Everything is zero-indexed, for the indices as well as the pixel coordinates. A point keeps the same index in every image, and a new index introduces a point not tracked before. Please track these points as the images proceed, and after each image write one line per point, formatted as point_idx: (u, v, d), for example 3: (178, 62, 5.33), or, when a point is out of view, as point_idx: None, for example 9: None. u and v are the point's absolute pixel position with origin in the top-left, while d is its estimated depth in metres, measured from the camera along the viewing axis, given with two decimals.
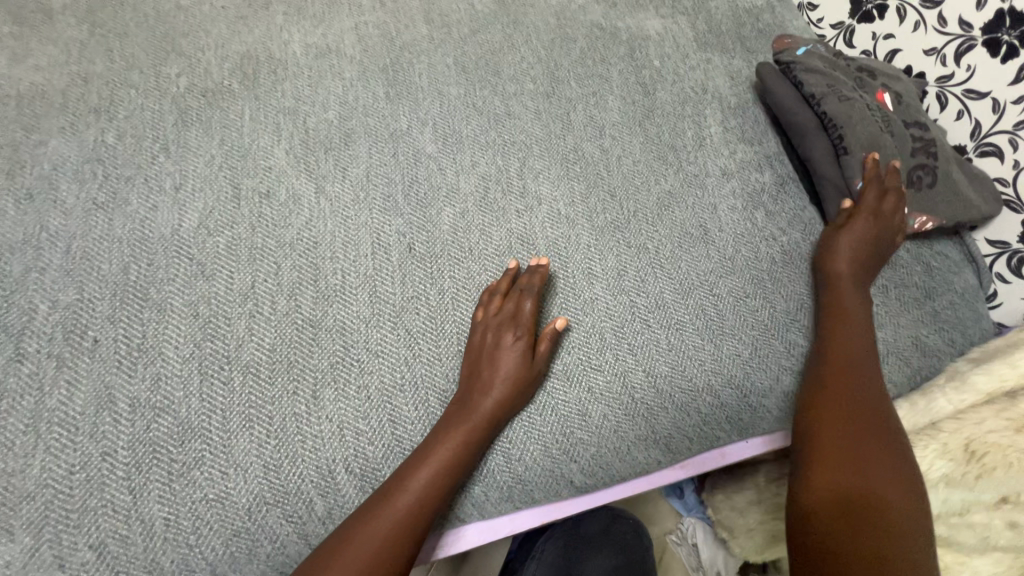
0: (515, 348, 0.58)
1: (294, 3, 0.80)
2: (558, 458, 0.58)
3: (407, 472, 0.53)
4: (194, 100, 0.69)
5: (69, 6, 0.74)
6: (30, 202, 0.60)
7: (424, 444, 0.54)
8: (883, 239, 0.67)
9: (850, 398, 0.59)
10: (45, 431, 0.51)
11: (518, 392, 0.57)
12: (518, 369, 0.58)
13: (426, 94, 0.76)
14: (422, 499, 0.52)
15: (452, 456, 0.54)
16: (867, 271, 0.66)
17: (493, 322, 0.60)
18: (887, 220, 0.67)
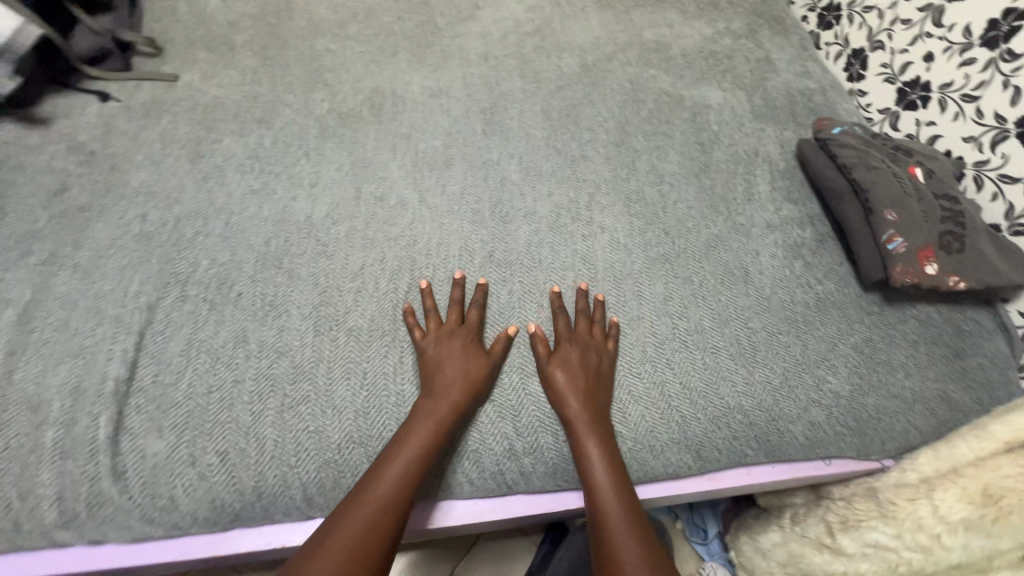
0: (468, 356, 0.66)
1: (416, 54, 0.98)
2: (537, 455, 0.65)
3: (384, 462, 0.59)
4: (333, 120, 0.87)
5: (247, 42, 0.95)
6: (204, 183, 0.77)
7: (395, 439, 0.60)
8: (596, 353, 0.68)
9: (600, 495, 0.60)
10: (194, 356, 0.64)
11: (470, 396, 0.64)
12: (468, 369, 0.65)
13: (516, 132, 0.90)
14: (399, 488, 0.57)
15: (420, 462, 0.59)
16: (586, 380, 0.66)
17: (440, 335, 0.67)
18: (584, 338, 0.69)
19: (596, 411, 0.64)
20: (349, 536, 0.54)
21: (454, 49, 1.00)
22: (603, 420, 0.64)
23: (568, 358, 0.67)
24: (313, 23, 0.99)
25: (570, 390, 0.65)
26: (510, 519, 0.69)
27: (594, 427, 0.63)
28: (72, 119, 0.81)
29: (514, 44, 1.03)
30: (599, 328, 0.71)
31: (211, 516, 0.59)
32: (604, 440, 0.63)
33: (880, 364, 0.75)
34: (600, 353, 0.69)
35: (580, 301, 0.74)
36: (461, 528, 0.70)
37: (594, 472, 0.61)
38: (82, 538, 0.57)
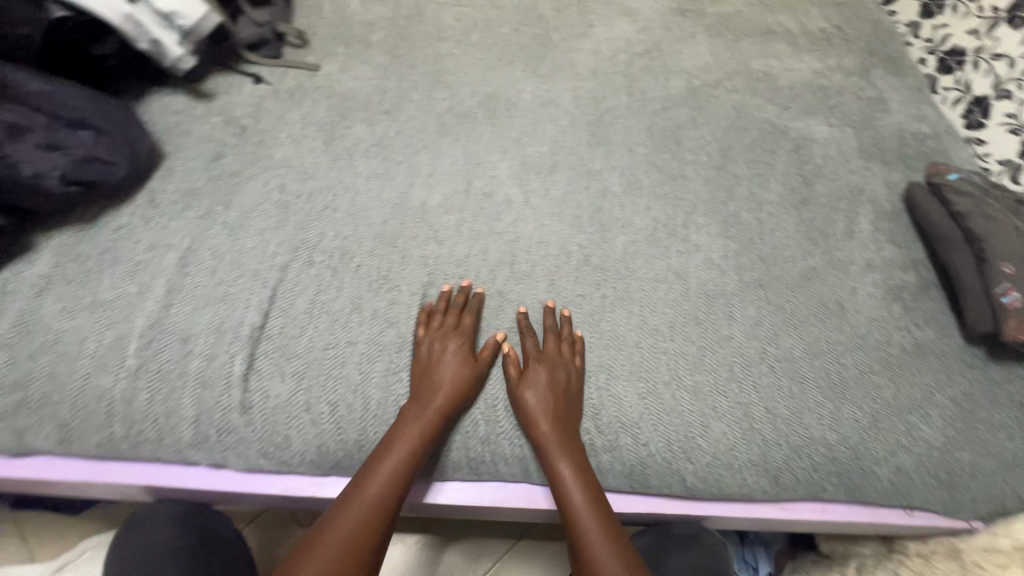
0: (444, 361, 0.67)
1: (531, 64, 1.04)
2: (510, 463, 0.68)
3: (371, 469, 0.62)
4: (451, 119, 0.93)
5: (380, 41, 1.03)
6: (336, 164, 0.85)
7: (380, 446, 0.63)
8: (564, 373, 0.68)
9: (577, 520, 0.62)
10: (316, 315, 0.71)
11: (453, 406, 0.66)
12: (458, 376, 0.67)
13: (620, 147, 0.93)
14: (382, 495, 0.61)
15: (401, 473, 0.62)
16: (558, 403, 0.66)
17: (437, 333, 0.70)
18: (554, 357, 0.69)
19: (568, 431, 0.65)
20: (338, 539, 0.58)
21: (566, 63, 1.05)
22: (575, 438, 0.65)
23: (538, 378, 0.67)
24: (439, 28, 1.07)
25: (544, 412, 0.65)
26: (552, 511, 0.71)
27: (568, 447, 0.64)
28: (230, 95, 0.91)
29: (623, 63, 1.07)
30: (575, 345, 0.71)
31: (315, 459, 0.65)
32: (574, 463, 0.64)
33: (979, 420, 0.72)
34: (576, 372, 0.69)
35: (670, 313, 0.76)
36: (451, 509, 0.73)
37: (570, 493, 0.63)
38: (208, 460, 0.65)
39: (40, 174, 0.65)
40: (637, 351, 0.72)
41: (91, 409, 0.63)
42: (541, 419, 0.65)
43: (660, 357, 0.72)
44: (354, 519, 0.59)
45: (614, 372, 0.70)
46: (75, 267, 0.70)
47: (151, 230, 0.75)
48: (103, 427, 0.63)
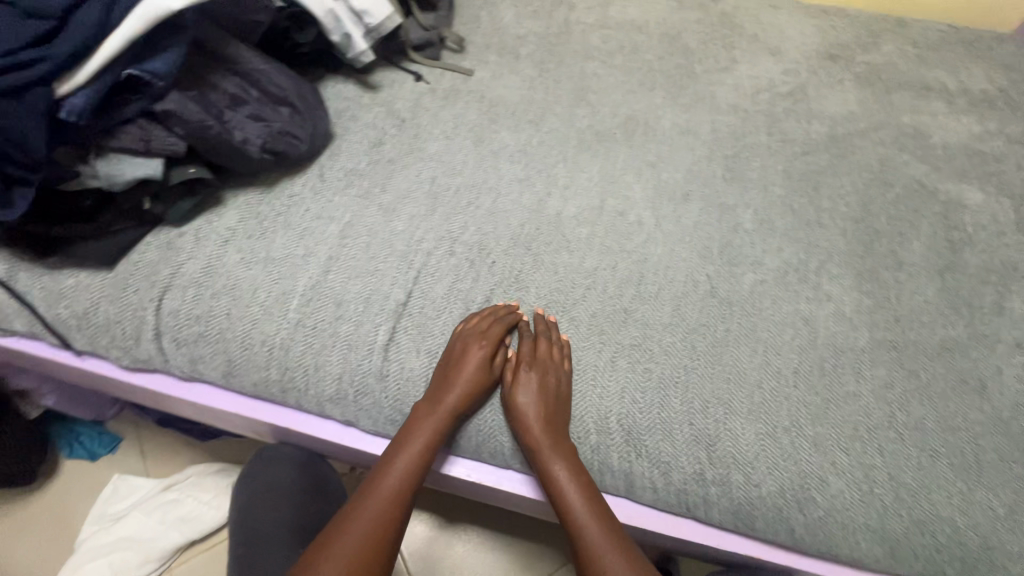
0: (453, 364, 0.69)
1: (672, 92, 1.06)
2: (504, 457, 0.72)
3: (387, 465, 0.66)
4: (591, 135, 0.96)
5: (530, 53, 1.09)
6: (482, 164, 0.90)
7: (395, 442, 0.68)
8: (554, 376, 0.69)
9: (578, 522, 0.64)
10: (452, 302, 0.76)
11: (464, 408, 0.68)
12: (475, 377, 0.69)
13: (755, 185, 0.93)
14: (398, 491, 0.65)
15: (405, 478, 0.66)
16: (553, 410, 0.68)
17: (466, 330, 0.72)
18: (547, 360, 0.70)
19: (557, 431, 0.67)
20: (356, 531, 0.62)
21: (707, 95, 1.06)
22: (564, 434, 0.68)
23: (529, 382, 0.69)
24: (585, 48, 1.11)
25: (533, 419, 0.67)
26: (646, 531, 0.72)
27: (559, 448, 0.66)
28: (393, 88, 0.98)
29: (765, 102, 1.06)
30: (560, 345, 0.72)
31: None
32: (571, 467, 0.66)
33: None
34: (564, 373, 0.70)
35: (795, 359, 0.75)
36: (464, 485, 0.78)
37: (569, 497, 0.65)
38: (342, 415, 0.72)
39: (247, 141, 0.74)
40: (757, 391, 0.72)
41: (254, 350, 0.71)
42: (536, 424, 0.67)
43: (781, 402, 0.71)
44: (363, 519, 0.63)
45: (732, 408, 0.70)
46: (254, 224, 0.79)
47: (318, 201, 0.83)
48: (261, 368, 0.71)
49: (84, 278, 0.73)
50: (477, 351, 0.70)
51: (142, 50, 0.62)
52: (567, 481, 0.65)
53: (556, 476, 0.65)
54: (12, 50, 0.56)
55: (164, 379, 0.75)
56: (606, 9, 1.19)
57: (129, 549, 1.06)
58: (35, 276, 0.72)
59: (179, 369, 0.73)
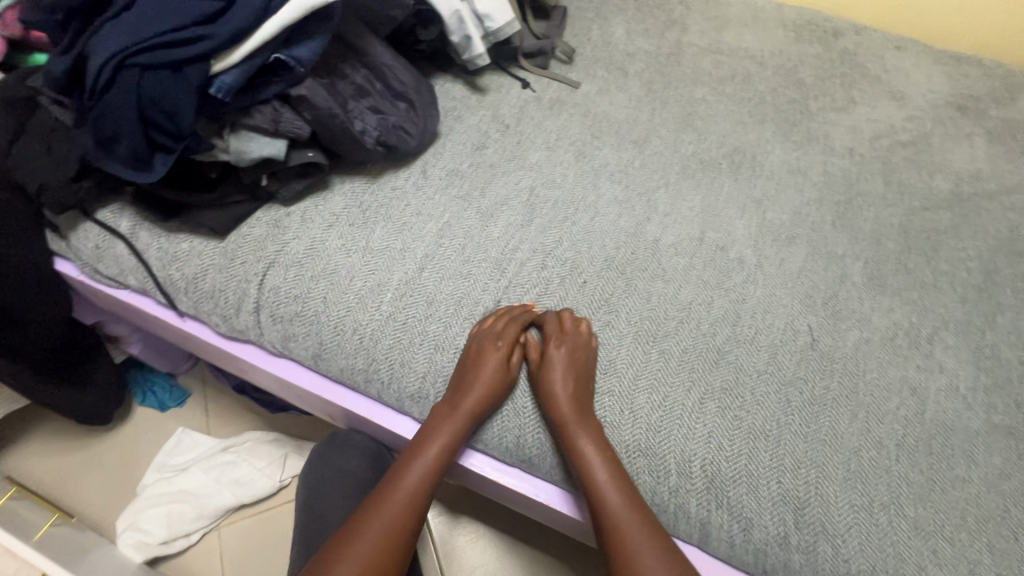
0: (470, 363, 0.70)
1: (783, 128, 1.01)
2: (526, 458, 0.71)
3: (408, 460, 0.67)
4: (695, 163, 0.94)
5: (638, 72, 1.06)
6: (581, 179, 0.89)
7: (417, 437, 0.69)
8: (578, 354, 0.70)
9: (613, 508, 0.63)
10: (539, 316, 0.75)
11: (486, 402, 0.69)
12: (495, 369, 0.70)
13: (867, 236, 0.88)
14: (419, 485, 0.66)
15: (425, 471, 0.67)
16: (579, 395, 0.68)
17: (484, 325, 0.72)
18: (570, 342, 0.71)
19: (580, 417, 0.66)
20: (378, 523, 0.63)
21: (820, 135, 1.01)
22: (587, 419, 0.67)
23: (557, 360, 0.69)
24: (696, 72, 1.08)
25: (561, 400, 0.67)
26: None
27: (577, 435, 0.66)
28: (500, 92, 0.98)
29: (883, 149, 1.00)
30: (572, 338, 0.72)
31: (510, 448, 0.71)
32: (600, 446, 0.65)
33: None
34: (575, 364, 0.69)
35: (899, 430, 0.70)
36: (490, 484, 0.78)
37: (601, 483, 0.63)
38: (420, 414, 0.73)
39: (365, 132, 0.75)
40: (854, 459, 0.67)
41: (345, 337, 0.72)
42: (564, 409, 0.67)
43: (880, 474, 0.66)
44: (385, 512, 0.64)
45: (826, 472, 0.66)
46: (357, 212, 0.80)
47: (419, 197, 0.83)
48: (349, 356, 0.72)
49: (198, 244, 0.76)
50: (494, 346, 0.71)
51: (292, 37, 0.66)
52: (597, 462, 0.64)
53: (586, 455, 0.64)
54: (184, 26, 0.60)
55: (255, 352, 0.78)
56: (721, 34, 1.16)
57: (184, 502, 1.10)
58: (155, 236, 0.76)
59: (272, 344, 0.75)
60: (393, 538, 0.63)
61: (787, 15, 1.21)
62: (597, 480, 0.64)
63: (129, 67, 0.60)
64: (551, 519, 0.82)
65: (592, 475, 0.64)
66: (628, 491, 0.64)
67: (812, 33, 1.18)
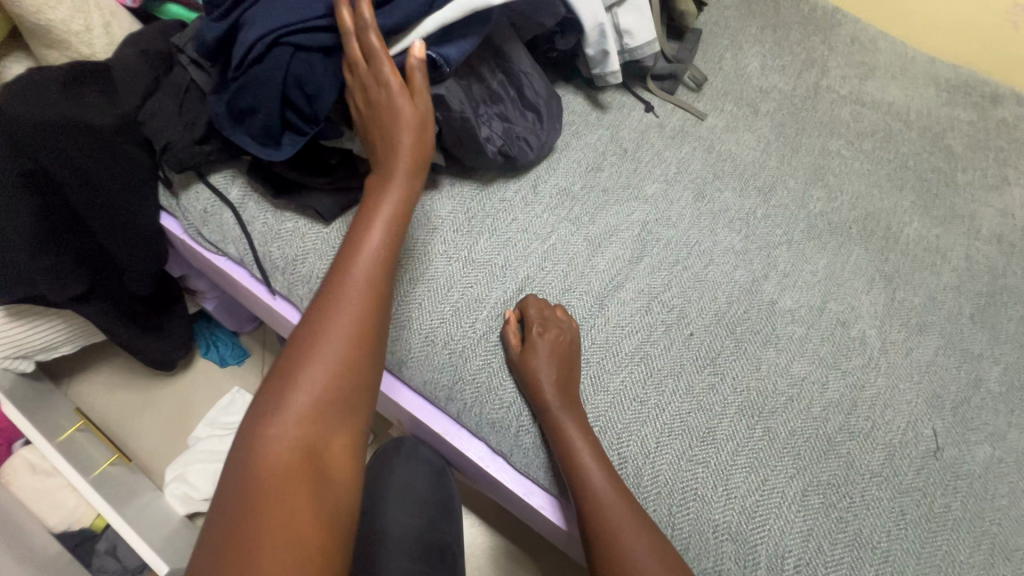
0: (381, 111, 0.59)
1: (924, 198, 0.92)
2: (535, 468, 0.68)
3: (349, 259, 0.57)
4: (822, 224, 0.86)
5: (769, 112, 0.99)
6: (699, 221, 0.83)
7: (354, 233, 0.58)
8: (562, 332, 0.69)
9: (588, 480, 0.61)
10: (637, 363, 0.70)
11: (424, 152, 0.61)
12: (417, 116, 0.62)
13: (1010, 339, 0.78)
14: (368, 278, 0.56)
15: (364, 282, 0.56)
16: (561, 371, 0.66)
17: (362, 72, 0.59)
18: (556, 321, 0.70)
19: (565, 399, 0.65)
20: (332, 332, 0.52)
21: (966, 213, 0.91)
22: (572, 403, 0.65)
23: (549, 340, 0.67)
24: (833, 121, 0.99)
25: (545, 376, 0.65)
26: None
27: (556, 409, 0.64)
28: (621, 112, 0.93)
29: None
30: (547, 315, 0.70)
31: None
32: (583, 426, 0.64)
33: None
34: (552, 333, 0.68)
35: None
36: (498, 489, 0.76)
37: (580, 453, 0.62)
38: (495, 443, 0.70)
39: (489, 139, 0.71)
40: None
41: (435, 349, 0.70)
42: (550, 389, 0.65)
43: None
44: (334, 318, 0.53)
45: None
46: (463, 219, 0.77)
47: (526, 213, 0.79)
48: (435, 369, 0.70)
49: (302, 225, 0.74)
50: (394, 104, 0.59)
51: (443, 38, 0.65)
52: (580, 438, 0.63)
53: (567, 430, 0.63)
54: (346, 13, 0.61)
55: None
56: (864, 83, 1.06)
57: None
58: (262, 210, 0.75)
59: None
60: (351, 359, 0.52)
61: (941, 71, 1.10)
62: (581, 462, 0.62)
63: (280, 45, 0.59)
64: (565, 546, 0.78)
65: (576, 460, 0.62)
66: (609, 475, 0.62)
67: (967, 96, 1.07)
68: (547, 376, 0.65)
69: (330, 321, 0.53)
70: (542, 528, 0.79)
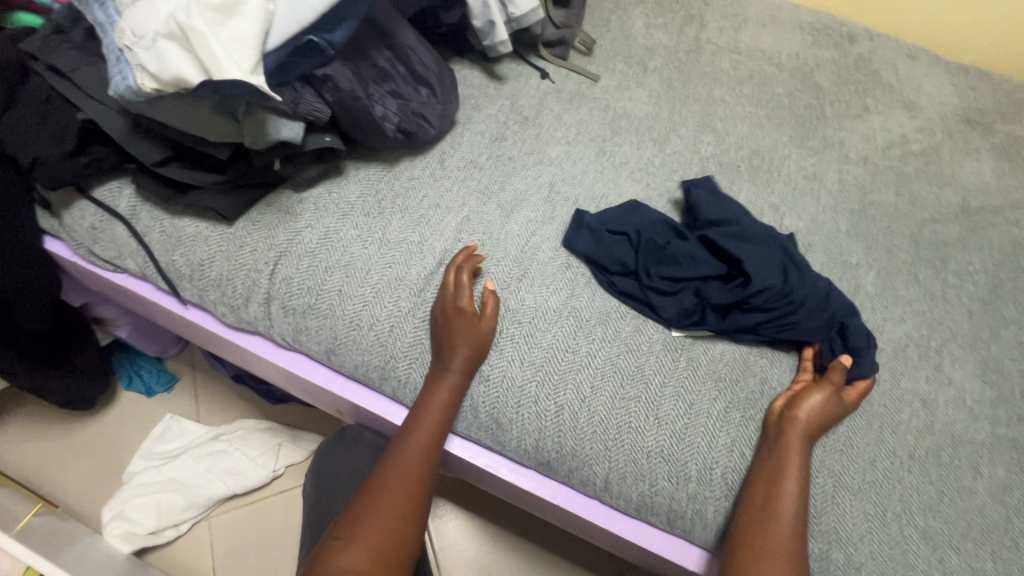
0: (442, 320, 0.69)
1: (799, 132, 1.01)
2: (480, 432, 0.71)
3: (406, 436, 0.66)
4: (713, 165, 0.93)
5: (656, 68, 1.04)
6: (602, 177, 0.87)
7: (415, 410, 0.67)
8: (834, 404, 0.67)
9: (776, 515, 0.60)
10: (564, 316, 0.74)
11: (479, 358, 0.68)
12: (480, 335, 0.68)
13: (880, 246, 0.88)
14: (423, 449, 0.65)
15: (418, 454, 0.65)
16: (815, 433, 0.65)
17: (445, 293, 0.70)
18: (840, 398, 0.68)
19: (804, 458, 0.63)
20: (390, 492, 0.62)
21: (836, 141, 1.01)
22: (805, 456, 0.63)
23: (824, 405, 0.66)
24: (715, 71, 1.07)
25: (799, 432, 0.64)
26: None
27: (789, 461, 0.63)
28: (519, 82, 0.95)
29: (895, 159, 1.00)
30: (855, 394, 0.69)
31: (529, 452, 0.70)
32: (801, 476, 0.62)
33: None
34: (822, 404, 0.66)
35: (910, 441, 0.71)
36: (451, 459, 0.77)
37: (785, 493, 0.61)
38: None
39: (385, 117, 0.73)
40: (868, 469, 0.69)
41: (362, 332, 0.70)
42: (796, 442, 0.64)
43: (893, 484, 0.68)
44: (392, 487, 0.63)
45: (842, 481, 0.68)
46: (373, 201, 0.77)
47: (436, 188, 0.81)
48: (365, 352, 0.70)
49: (204, 228, 0.72)
50: (463, 321, 0.68)
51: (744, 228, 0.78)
52: (792, 487, 0.61)
53: (787, 470, 0.62)
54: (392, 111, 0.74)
55: (262, 343, 0.75)
56: (739, 33, 1.14)
57: (174, 492, 1.06)
58: (157, 218, 0.72)
59: (281, 337, 0.72)
60: (401, 518, 0.61)
61: (804, 17, 1.20)
62: (782, 507, 0.60)
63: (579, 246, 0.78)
64: (520, 501, 0.82)
65: (777, 498, 0.61)
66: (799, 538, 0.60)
67: (828, 38, 1.17)
68: (795, 437, 0.64)
69: (388, 486, 0.63)
70: (498, 490, 0.82)
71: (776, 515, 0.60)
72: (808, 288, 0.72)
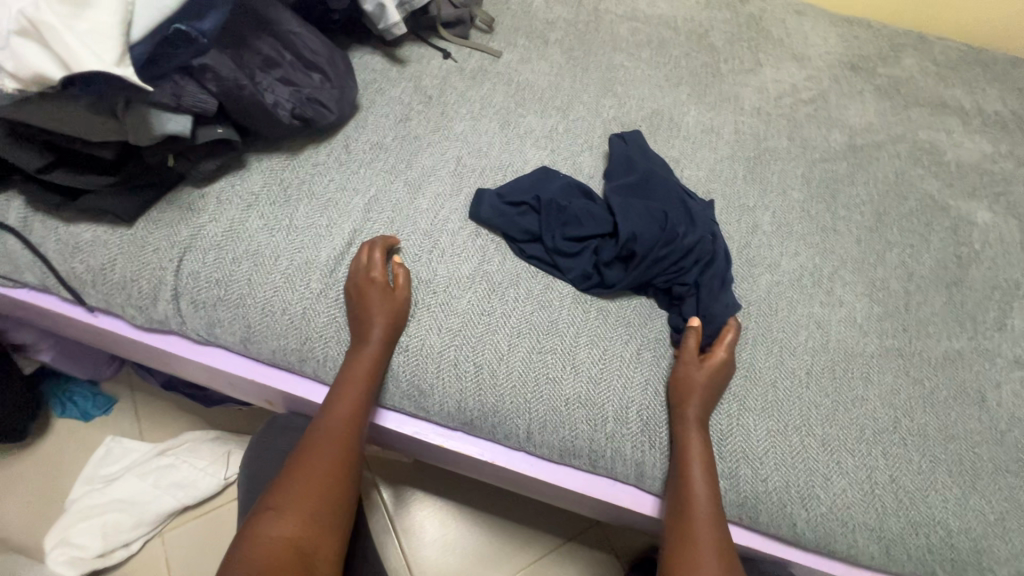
0: (358, 293, 0.70)
1: (697, 90, 1.06)
2: (406, 400, 0.72)
3: (332, 408, 0.67)
4: (616, 127, 0.97)
5: (557, 40, 1.07)
6: (508, 147, 0.90)
7: (339, 384, 0.68)
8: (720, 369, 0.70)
9: (691, 479, 0.64)
10: (478, 281, 0.76)
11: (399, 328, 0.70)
12: (396, 305, 0.70)
13: (775, 188, 0.94)
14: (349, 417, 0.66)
15: (345, 424, 0.66)
16: (711, 400, 0.68)
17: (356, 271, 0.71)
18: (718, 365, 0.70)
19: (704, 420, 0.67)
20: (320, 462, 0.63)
21: (732, 95, 1.06)
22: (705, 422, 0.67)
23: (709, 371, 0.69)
24: (615, 39, 1.10)
25: (699, 399, 0.67)
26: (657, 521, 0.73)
27: (693, 430, 0.67)
28: (421, 63, 0.97)
29: (787, 107, 1.07)
30: (722, 348, 0.72)
31: (454, 414, 0.72)
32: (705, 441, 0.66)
33: None
34: (699, 376, 0.69)
35: (807, 361, 0.77)
36: (384, 433, 0.79)
37: (693, 465, 0.65)
38: None
39: (277, 105, 0.74)
40: (769, 390, 0.74)
41: (275, 317, 0.71)
42: (697, 411, 0.67)
43: (792, 400, 0.74)
44: (321, 457, 0.64)
45: (747, 404, 0.73)
46: (278, 190, 0.78)
47: (342, 172, 0.82)
48: (281, 336, 0.71)
49: (102, 232, 0.71)
50: (376, 291, 0.69)
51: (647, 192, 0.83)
52: (699, 456, 0.65)
53: (692, 439, 0.66)
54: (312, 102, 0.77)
55: (180, 342, 0.75)
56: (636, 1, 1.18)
57: (120, 511, 1.04)
58: (52, 227, 0.71)
59: (196, 333, 0.72)
60: (332, 485, 0.63)
61: None
62: (692, 475, 0.64)
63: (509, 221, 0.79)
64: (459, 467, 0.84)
65: (687, 470, 0.65)
66: (712, 480, 0.64)
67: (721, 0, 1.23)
68: (694, 406, 0.67)
69: (319, 456, 0.64)
70: (436, 459, 0.84)
71: (690, 482, 0.64)
72: (695, 238, 0.77)
